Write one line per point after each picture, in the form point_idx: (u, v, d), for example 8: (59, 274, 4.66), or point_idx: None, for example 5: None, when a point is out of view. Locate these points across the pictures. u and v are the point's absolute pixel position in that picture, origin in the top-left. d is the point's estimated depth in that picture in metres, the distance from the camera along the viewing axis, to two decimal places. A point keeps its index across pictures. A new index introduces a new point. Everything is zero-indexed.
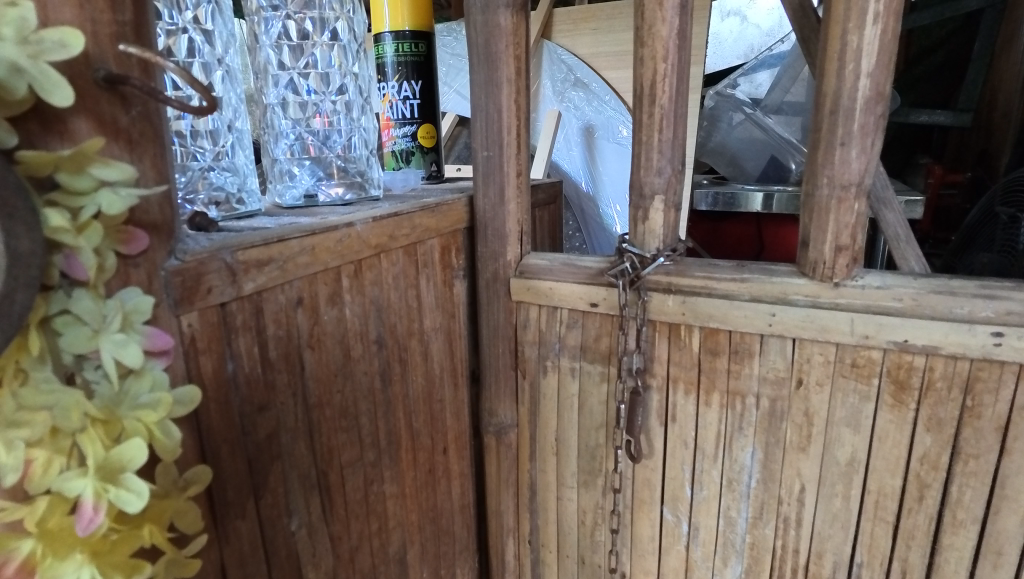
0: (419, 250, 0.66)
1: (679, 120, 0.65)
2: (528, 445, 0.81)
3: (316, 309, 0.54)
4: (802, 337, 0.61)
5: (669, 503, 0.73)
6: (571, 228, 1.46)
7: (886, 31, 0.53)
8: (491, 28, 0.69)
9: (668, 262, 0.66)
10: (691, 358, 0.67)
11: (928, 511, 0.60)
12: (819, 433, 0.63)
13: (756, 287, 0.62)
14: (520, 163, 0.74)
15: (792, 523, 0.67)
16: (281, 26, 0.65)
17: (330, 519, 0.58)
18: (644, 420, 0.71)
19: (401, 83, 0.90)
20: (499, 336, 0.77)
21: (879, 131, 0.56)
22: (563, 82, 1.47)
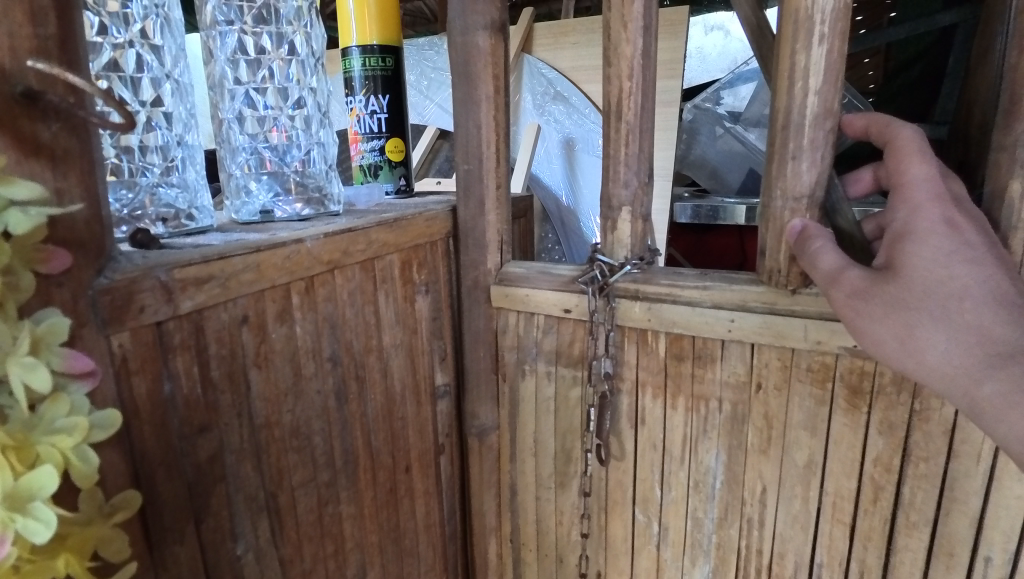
0: (377, 265, 0.65)
1: (646, 134, 0.65)
2: (508, 446, 0.80)
3: (262, 327, 0.53)
4: (760, 342, 0.60)
5: (640, 504, 0.72)
6: (550, 240, 1.45)
7: (835, 51, 0.53)
8: (469, 49, 0.69)
9: (633, 270, 0.66)
10: (657, 363, 0.67)
11: (883, 514, 0.60)
12: (778, 437, 0.62)
13: (719, 295, 0.61)
14: (499, 176, 0.74)
15: (754, 524, 0.66)
16: (237, 41, 0.65)
17: (280, 543, 0.56)
18: (613, 423, 0.71)
19: (368, 97, 0.90)
20: (479, 340, 0.77)
21: (831, 145, 0.56)
22: (543, 95, 1.47)
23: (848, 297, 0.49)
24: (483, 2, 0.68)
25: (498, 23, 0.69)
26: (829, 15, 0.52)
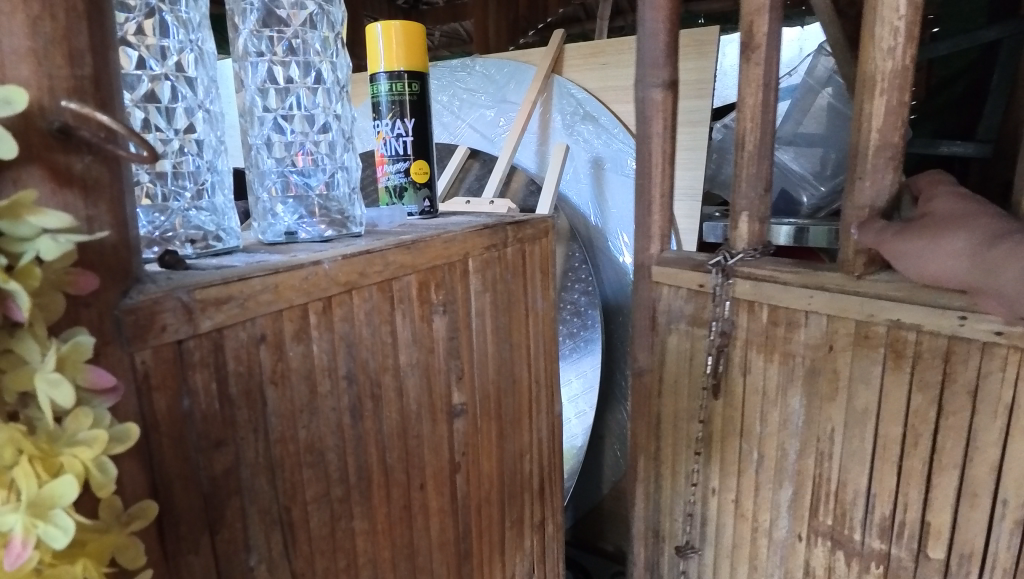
0: (394, 287, 0.67)
1: (764, 160, 0.93)
2: (658, 384, 1.10)
3: (280, 346, 0.55)
4: (830, 314, 0.85)
5: (746, 436, 0.99)
6: (578, 259, 1.77)
7: (889, 101, 0.76)
8: (648, 101, 1.01)
9: (752, 254, 0.94)
10: (761, 328, 0.94)
11: (922, 456, 0.79)
12: (843, 388, 0.86)
13: (804, 276, 0.87)
14: (663, 188, 1.05)
15: (826, 456, 0.90)
16: (267, 71, 0.68)
17: (292, 556, 0.58)
18: (723, 368, 0.99)
19: (394, 121, 0.93)
20: (641, 306, 1.08)
21: (889, 169, 0.79)
22: (573, 116, 1.86)
23: (883, 233, 0.75)
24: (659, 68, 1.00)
25: (669, 82, 1.00)
26: (887, 75, 0.75)
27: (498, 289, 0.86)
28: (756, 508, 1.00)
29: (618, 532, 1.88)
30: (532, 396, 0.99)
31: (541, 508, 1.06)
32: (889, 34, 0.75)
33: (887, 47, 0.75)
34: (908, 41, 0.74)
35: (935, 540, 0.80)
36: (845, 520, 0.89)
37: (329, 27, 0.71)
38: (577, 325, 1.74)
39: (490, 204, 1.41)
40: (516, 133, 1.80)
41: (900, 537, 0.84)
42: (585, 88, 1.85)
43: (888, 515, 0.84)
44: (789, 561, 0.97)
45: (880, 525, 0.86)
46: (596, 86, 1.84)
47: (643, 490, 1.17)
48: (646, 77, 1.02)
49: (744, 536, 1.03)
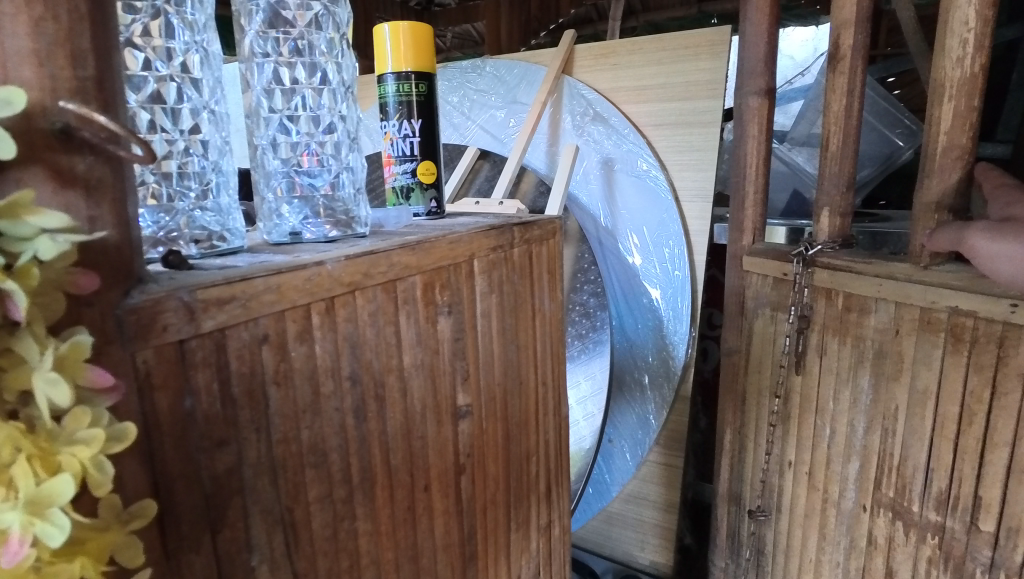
0: (398, 288, 0.67)
1: (844, 162, 1.27)
2: (745, 364, 1.52)
3: (283, 346, 0.55)
4: (897, 300, 1.12)
5: (821, 415, 1.32)
6: (587, 260, 1.75)
7: (957, 105, 1.02)
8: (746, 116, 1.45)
9: (831, 249, 1.27)
10: (835, 312, 1.25)
11: (977, 434, 1.03)
12: (908, 368, 1.13)
13: (877, 268, 1.15)
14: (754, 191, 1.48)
15: (891, 432, 1.17)
16: (273, 71, 0.68)
17: (294, 556, 0.58)
18: (801, 348, 1.33)
19: (401, 122, 0.93)
20: (732, 294, 1.51)
21: (954, 168, 1.06)
22: (582, 116, 1.86)
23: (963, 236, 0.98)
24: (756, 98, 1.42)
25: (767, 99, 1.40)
26: (958, 81, 1.01)
27: (504, 290, 0.86)
28: (828, 482, 1.32)
29: (620, 542, 1.83)
30: (540, 398, 0.98)
31: (548, 511, 1.06)
32: (960, 47, 1.00)
33: (957, 57, 1.01)
34: (975, 51, 1.00)
35: (987, 514, 1.04)
36: (907, 494, 1.16)
37: (334, 28, 0.71)
38: (587, 327, 1.71)
39: (500, 205, 1.41)
40: (526, 133, 1.79)
41: (956, 511, 1.09)
42: (596, 89, 1.85)
43: (945, 489, 1.10)
44: (855, 530, 1.28)
45: (937, 498, 1.11)
46: (607, 87, 1.83)
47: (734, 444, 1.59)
48: (749, 90, 1.44)
49: (817, 508, 1.36)
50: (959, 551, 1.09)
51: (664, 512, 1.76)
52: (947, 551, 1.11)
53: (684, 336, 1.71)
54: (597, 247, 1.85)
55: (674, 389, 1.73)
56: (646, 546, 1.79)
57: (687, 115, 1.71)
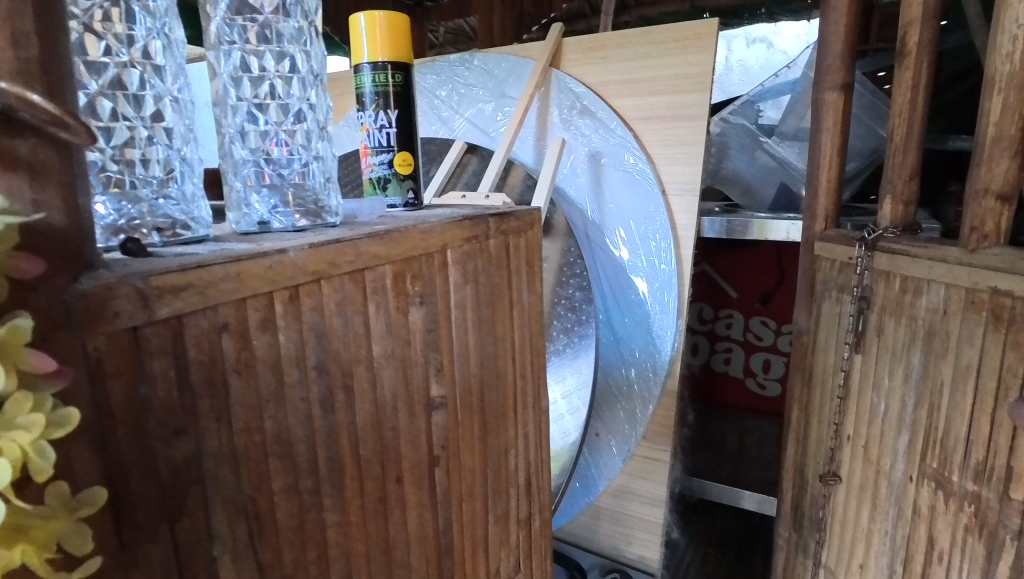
0: (367, 278, 0.66)
1: (907, 149, 1.33)
2: (812, 343, 1.60)
3: (244, 334, 0.54)
4: (946, 281, 1.15)
5: (874, 389, 1.37)
6: (574, 254, 1.75)
7: (1006, 98, 1.06)
8: (821, 103, 1.51)
9: (893, 235, 1.32)
10: (891, 293, 1.31)
11: (1013, 407, 1.03)
12: (952, 345, 1.16)
13: (930, 251, 1.19)
14: (829, 176, 1.52)
15: (938, 407, 1.19)
16: (240, 59, 0.68)
17: (259, 546, 0.57)
18: (862, 327, 1.39)
19: (377, 112, 0.93)
20: (804, 277, 1.61)
21: (1002, 157, 1.08)
22: (570, 110, 1.87)
23: None
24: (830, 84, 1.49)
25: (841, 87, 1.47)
26: (1007, 75, 1.05)
27: (481, 281, 0.85)
28: (880, 455, 1.35)
29: (608, 537, 1.82)
30: (518, 391, 0.98)
31: (527, 504, 1.06)
32: (1009, 43, 1.05)
33: (1006, 52, 1.06)
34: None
35: (1017, 483, 1.03)
36: (948, 464, 1.17)
37: (303, 16, 0.70)
38: (572, 320, 1.72)
39: (488, 199, 1.42)
40: (514, 127, 1.78)
41: (991, 481, 1.08)
42: (584, 83, 1.85)
43: (982, 460, 1.10)
44: (903, 500, 1.30)
45: (976, 469, 1.11)
46: (596, 81, 1.83)
47: (802, 419, 1.66)
48: (825, 82, 1.50)
49: (870, 477, 1.39)
50: (992, 518, 1.09)
51: (651, 506, 1.75)
52: (982, 520, 1.11)
53: (670, 330, 1.71)
54: (584, 242, 1.84)
55: (661, 384, 1.72)
56: (633, 541, 1.79)
57: (677, 108, 1.71)
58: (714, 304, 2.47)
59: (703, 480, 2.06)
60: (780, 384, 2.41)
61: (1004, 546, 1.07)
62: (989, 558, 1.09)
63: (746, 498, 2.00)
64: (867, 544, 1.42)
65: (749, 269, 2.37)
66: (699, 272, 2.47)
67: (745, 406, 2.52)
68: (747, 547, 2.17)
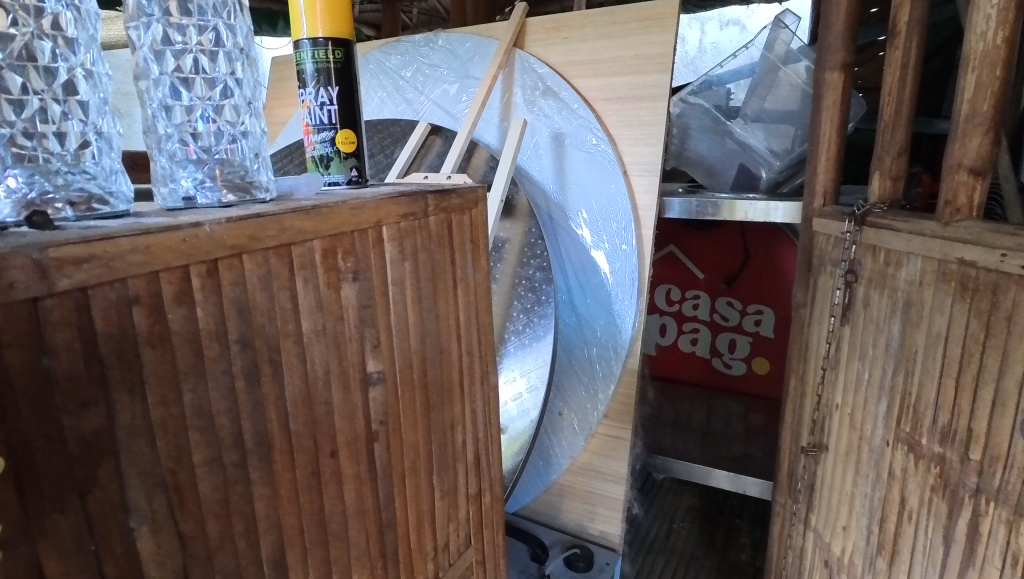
0: (293, 253, 0.67)
1: (897, 127, 1.35)
2: (806, 316, 1.61)
3: (158, 308, 0.54)
4: (921, 253, 1.16)
5: (861, 360, 1.37)
6: (534, 235, 1.76)
7: (979, 76, 1.08)
8: (822, 82, 1.53)
9: (880, 209, 1.32)
10: (873, 266, 1.32)
11: (973, 371, 1.07)
12: (922, 314, 1.17)
13: (910, 225, 1.20)
14: (828, 152, 1.53)
15: (912, 374, 1.21)
16: (160, 31, 0.67)
17: (180, 518, 0.58)
18: (849, 299, 1.40)
19: (318, 89, 0.92)
20: (803, 251, 1.60)
21: (975, 132, 1.10)
22: (533, 90, 1.87)
23: None
24: (833, 60, 1.50)
25: (845, 65, 1.48)
26: (980, 52, 1.07)
27: (420, 258, 0.86)
28: (864, 422, 1.36)
29: (571, 515, 1.86)
30: (464, 367, 0.99)
31: (478, 480, 1.08)
32: (984, 22, 1.06)
33: (981, 31, 1.07)
34: (998, 25, 1.05)
35: (975, 443, 1.08)
36: (919, 427, 1.20)
37: None
38: (531, 301, 1.72)
39: (449, 180, 1.43)
40: (477, 107, 1.77)
41: (954, 441, 1.12)
42: (547, 63, 1.84)
43: (948, 421, 1.13)
44: (881, 463, 1.32)
45: (944, 430, 1.14)
46: (559, 61, 1.83)
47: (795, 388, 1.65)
48: (826, 62, 1.52)
49: (854, 444, 1.40)
50: (954, 477, 1.12)
51: (612, 483, 1.79)
52: (946, 480, 1.14)
53: (630, 311, 1.73)
54: (547, 223, 1.85)
55: (621, 364, 1.75)
56: (595, 518, 1.82)
57: (638, 88, 1.71)
58: (681, 285, 2.50)
59: (666, 458, 2.10)
60: (746, 363, 2.45)
61: (964, 505, 1.10)
62: (949, 516, 1.14)
63: (712, 475, 2.04)
64: (850, 506, 1.43)
65: (714, 249, 2.40)
66: (667, 254, 2.50)
67: (713, 384, 2.56)
68: (710, 523, 2.22)
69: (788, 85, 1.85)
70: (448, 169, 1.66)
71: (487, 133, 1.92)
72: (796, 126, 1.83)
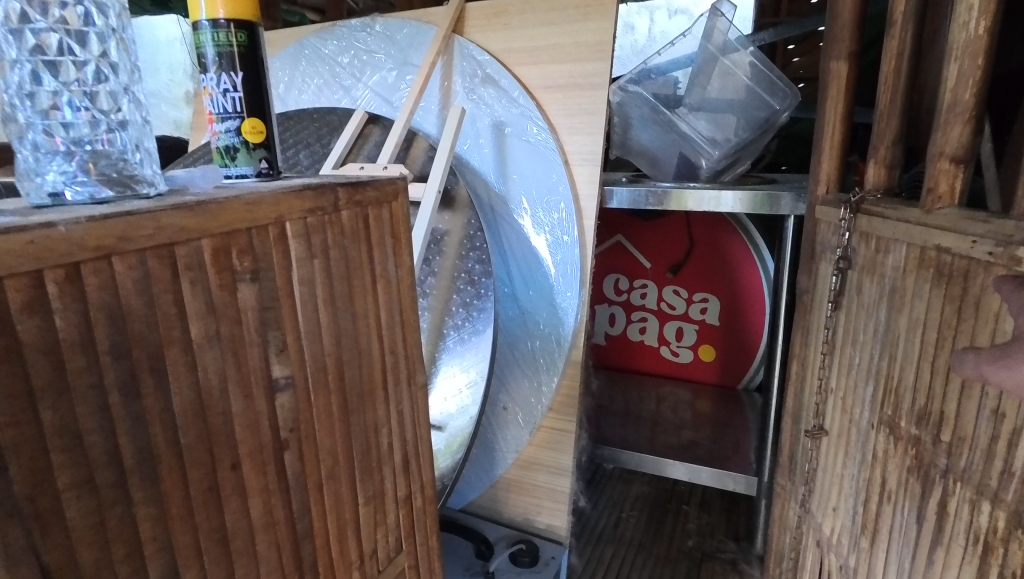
0: (177, 253, 0.61)
1: (891, 117, 1.09)
2: (805, 304, 1.35)
3: (4, 319, 0.48)
4: (907, 240, 0.97)
5: (852, 348, 1.14)
6: (474, 228, 1.72)
7: (962, 66, 0.87)
8: (826, 70, 1.27)
9: (875, 196, 1.11)
10: (862, 251, 1.11)
11: (946, 357, 0.89)
12: (907, 300, 0.97)
13: (898, 211, 1.00)
14: (832, 140, 1.27)
15: (894, 364, 1.01)
16: (16, 4, 0.60)
17: (42, 548, 0.52)
18: (841, 286, 1.17)
19: (219, 75, 0.86)
20: (807, 236, 1.32)
21: (957, 123, 0.89)
22: (473, 78, 1.82)
23: None
24: (841, 46, 1.23)
25: (851, 52, 1.22)
26: (961, 43, 0.87)
27: (331, 256, 0.81)
28: (853, 403, 1.14)
29: (517, 509, 1.84)
30: (388, 368, 0.95)
31: (407, 483, 1.04)
32: (966, 11, 0.86)
33: (962, 21, 0.87)
34: (983, 13, 0.85)
35: (946, 425, 0.89)
36: (898, 410, 1.00)
37: None
38: (471, 295, 1.67)
39: (385, 171, 1.37)
40: (415, 95, 1.72)
41: (928, 422, 0.93)
42: (487, 50, 1.80)
43: (923, 406, 0.94)
44: (866, 445, 1.10)
45: (919, 414, 0.95)
46: (498, 48, 1.79)
47: (797, 370, 1.39)
48: (831, 50, 1.26)
49: (844, 426, 1.18)
50: (927, 457, 0.93)
51: (558, 475, 1.78)
52: (920, 462, 0.95)
53: (573, 303, 1.72)
54: (489, 214, 1.82)
55: (565, 356, 1.74)
56: (541, 511, 1.81)
57: (579, 76, 1.68)
58: (628, 274, 2.49)
59: (614, 448, 2.10)
60: (693, 351, 2.49)
61: (935, 485, 0.91)
62: (923, 495, 0.94)
63: (658, 464, 2.04)
64: (839, 487, 1.20)
65: (660, 238, 2.41)
66: (615, 244, 2.49)
67: (660, 371, 2.59)
68: (658, 510, 2.24)
69: (727, 76, 1.87)
70: (383, 159, 1.59)
71: (427, 123, 1.87)
72: (738, 116, 1.85)
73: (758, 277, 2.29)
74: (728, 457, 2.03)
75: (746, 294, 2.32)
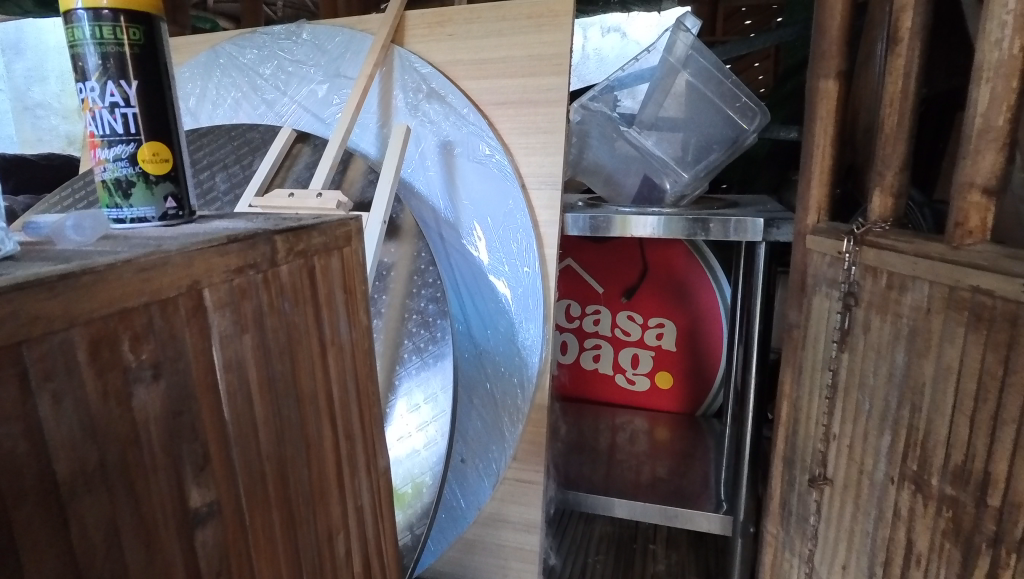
0: (29, 357, 0.40)
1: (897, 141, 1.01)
2: (796, 340, 1.26)
3: None
4: (931, 279, 0.87)
5: (861, 393, 1.05)
6: (425, 260, 1.52)
7: (994, 88, 0.79)
8: (813, 89, 1.19)
9: (881, 227, 1.02)
10: (871, 288, 1.01)
11: (990, 410, 0.79)
12: (934, 346, 0.87)
13: (915, 246, 0.90)
14: (822, 164, 1.18)
15: (918, 414, 0.91)
16: None
17: None
18: (848, 324, 1.07)
19: (103, 84, 0.63)
20: (796, 266, 1.23)
21: (989, 150, 0.80)
22: (416, 92, 1.64)
23: None
24: (829, 64, 1.15)
25: (840, 71, 1.15)
26: (992, 63, 0.78)
27: (267, 326, 0.61)
28: (865, 453, 1.04)
29: (481, 572, 1.65)
30: (342, 458, 0.75)
31: None
32: (998, 28, 0.78)
33: (994, 39, 0.78)
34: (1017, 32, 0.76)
35: (994, 488, 0.78)
36: (927, 467, 0.89)
37: None
38: (425, 338, 1.47)
39: (321, 200, 1.16)
40: (352, 111, 1.51)
41: (968, 483, 0.82)
42: (431, 62, 1.63)
43: (961, 463, 0.84)
44: (884, 502, 0.99)
45: (955, 472, 0.85)
46: (444, 61, 1.62)
47: (788, 412, 1.29)
48: (819, 68, 1.18)
49: (853, 477, 1.07)
50: (968, 523, 0.83)
51: (525, 532, 1.60)
52: (959, 527, 0.84)
53: (537, 340, 1.54)
54: (438, 244, 1.63)
55: (529, 401, 1.57)
56: (508, 573, 1.62)
57: (535, 91, 1.53)
58: (580, 300, 2.36)
59: (579, 492, 1.93)
60: (649, 378, 2.39)
61: (980, 556, 0.81)
62: (964, 566, 0.83)
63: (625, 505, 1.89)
64: (848, 543, 1.09)
65: (614, 262, 2.30)
66: (566, 268, 2.36)
67: (617, 400, 2.47)
68: (625, 552, 2.11)
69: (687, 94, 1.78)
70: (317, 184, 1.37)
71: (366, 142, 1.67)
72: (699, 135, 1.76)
73: (715, 301, 2.22)
74: (696, 494, 1.92)
75: (703, 317, 2.24)
